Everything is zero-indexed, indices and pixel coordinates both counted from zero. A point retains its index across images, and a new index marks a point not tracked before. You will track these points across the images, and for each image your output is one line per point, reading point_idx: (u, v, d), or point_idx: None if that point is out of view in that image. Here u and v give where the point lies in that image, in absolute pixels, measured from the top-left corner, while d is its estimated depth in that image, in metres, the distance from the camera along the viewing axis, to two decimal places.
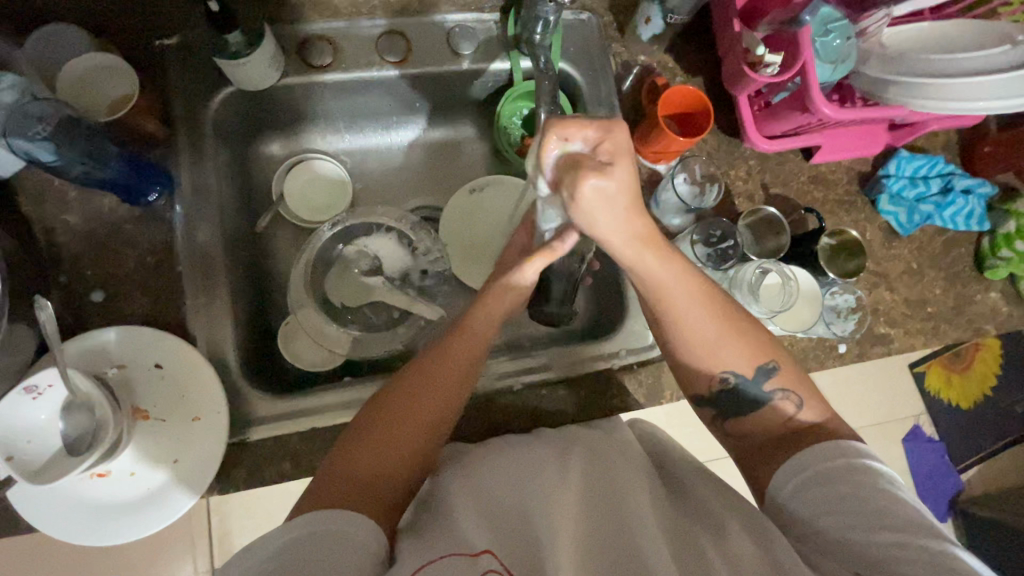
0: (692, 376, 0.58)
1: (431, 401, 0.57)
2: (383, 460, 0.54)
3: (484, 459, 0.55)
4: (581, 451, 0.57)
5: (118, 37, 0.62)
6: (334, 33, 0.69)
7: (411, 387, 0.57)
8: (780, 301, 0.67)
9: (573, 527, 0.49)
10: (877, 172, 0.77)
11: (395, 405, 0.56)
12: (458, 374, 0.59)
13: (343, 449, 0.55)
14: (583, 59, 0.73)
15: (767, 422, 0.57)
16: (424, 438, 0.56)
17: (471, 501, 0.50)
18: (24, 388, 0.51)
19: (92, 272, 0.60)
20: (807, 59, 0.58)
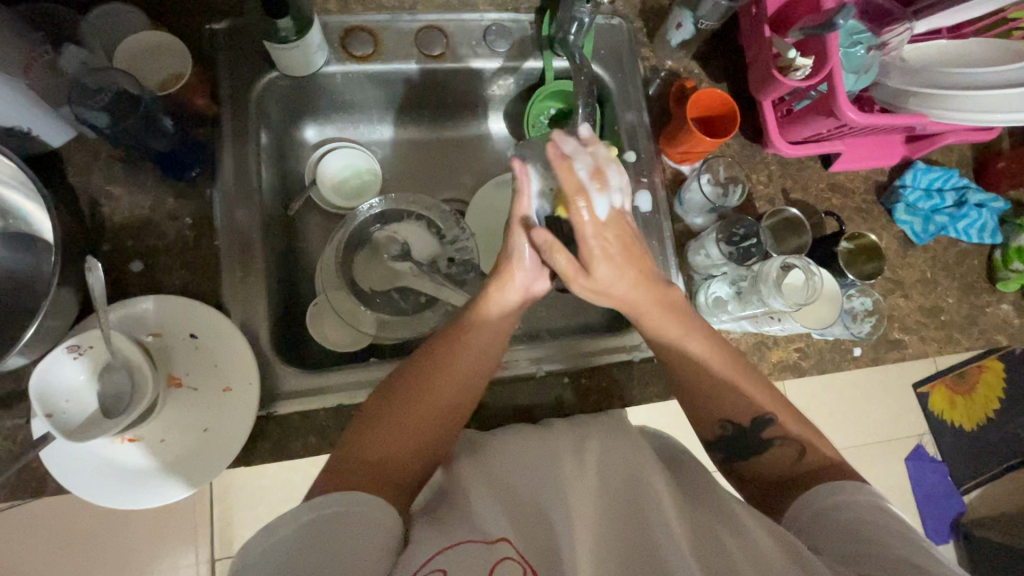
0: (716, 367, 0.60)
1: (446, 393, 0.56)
2: (396, 449, 0.53)
3: (499, 450, 0.54)
4: (596, 440, 0.55)
5: (172, 20, 0.65)
6: (375, 26, 0.71)
7: (425, 379, 0.56)
8: (803, 295, 0.66)
9: (590, 519, 0.48)
10: (893, 182, 0.80)
11: (409, 396, 0.56)
12: (473, 368, 0.58)
13: (353, 437, 0.54)
14: (613, 61, 0.76)
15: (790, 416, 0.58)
16: (437, 428, 0.56)
17: (488, 490, 0.50)
18: (66, 347, 0.52)
19: (134, 242, 0.62)
20: (834, 65, 0.61)
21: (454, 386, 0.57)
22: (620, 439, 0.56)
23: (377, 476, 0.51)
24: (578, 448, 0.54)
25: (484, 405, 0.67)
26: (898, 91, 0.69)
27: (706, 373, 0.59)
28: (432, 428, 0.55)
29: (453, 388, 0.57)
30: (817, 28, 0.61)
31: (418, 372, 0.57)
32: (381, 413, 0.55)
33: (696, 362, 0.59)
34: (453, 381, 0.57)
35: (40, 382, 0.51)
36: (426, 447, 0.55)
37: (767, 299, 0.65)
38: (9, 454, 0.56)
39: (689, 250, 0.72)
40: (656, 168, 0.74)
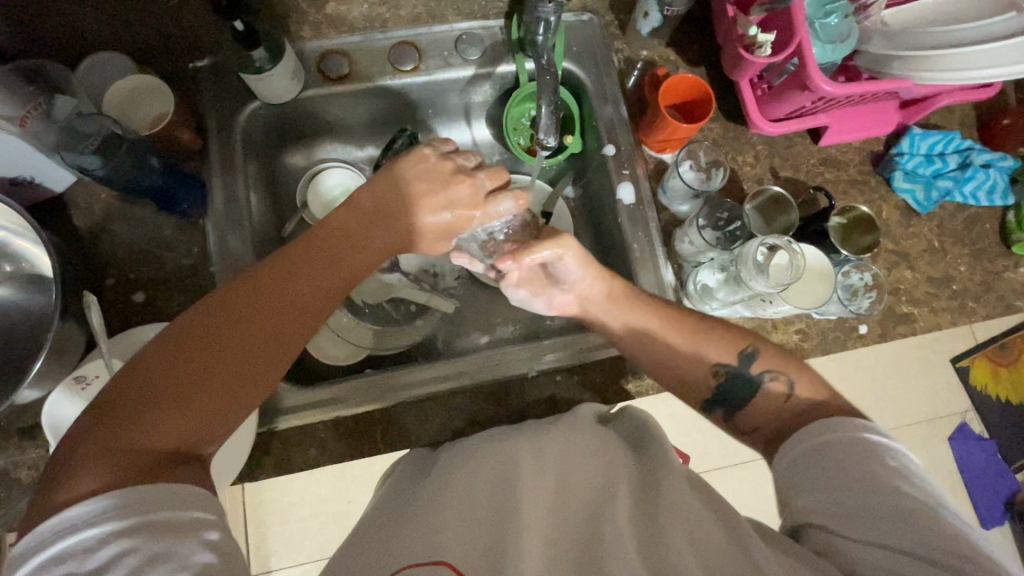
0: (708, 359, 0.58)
1: (235, 348, 0.47)
2: (183, 420, 0.44)
3: (462, 461, 0.55)
4: (562, 436, 0.56)
5: (157, 63, 0.69)
6: (349, 47, 0.73)
7: (213, 332, 0.47)
8: (789, 276, 0.65)
9: (542, 520, 0.48)
10: (890, 151, 0.77)
11: (192, 352, 0.45)
12: (278, 320, 0.50)
13: (116, 411, 0.42)
14: (587, 56, 0.76)
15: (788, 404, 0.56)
16: (242, 387, 0.48)
17: (448, 502, 0.49)
18: (75, 378, 0.57)
19: (135, 274, 0.65)
20: (801, 38, 0.59)
21: (255, 339, 0.49)
22: (593, 439, 0.57)
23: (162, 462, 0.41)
24: (538, 449, 0.54)
25: (477, 410, 0.67)
26: (880, 56, 0.67)
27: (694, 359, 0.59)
28: (231, 388, 0.47)
29: (253, 340, 0.49)
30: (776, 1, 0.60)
31: (203, 323, 0.47)
32: (154, 382, 0.44)
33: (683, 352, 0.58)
34: (253, 334, 0.49)
35: (53, 414, 0.55)
36: (223, 413, 0.46)
37: (748, 282, 0.65)
38: (34, 481, 0.59)
39: (674, 239, 0.72)
40: (637, 159, 0.74)
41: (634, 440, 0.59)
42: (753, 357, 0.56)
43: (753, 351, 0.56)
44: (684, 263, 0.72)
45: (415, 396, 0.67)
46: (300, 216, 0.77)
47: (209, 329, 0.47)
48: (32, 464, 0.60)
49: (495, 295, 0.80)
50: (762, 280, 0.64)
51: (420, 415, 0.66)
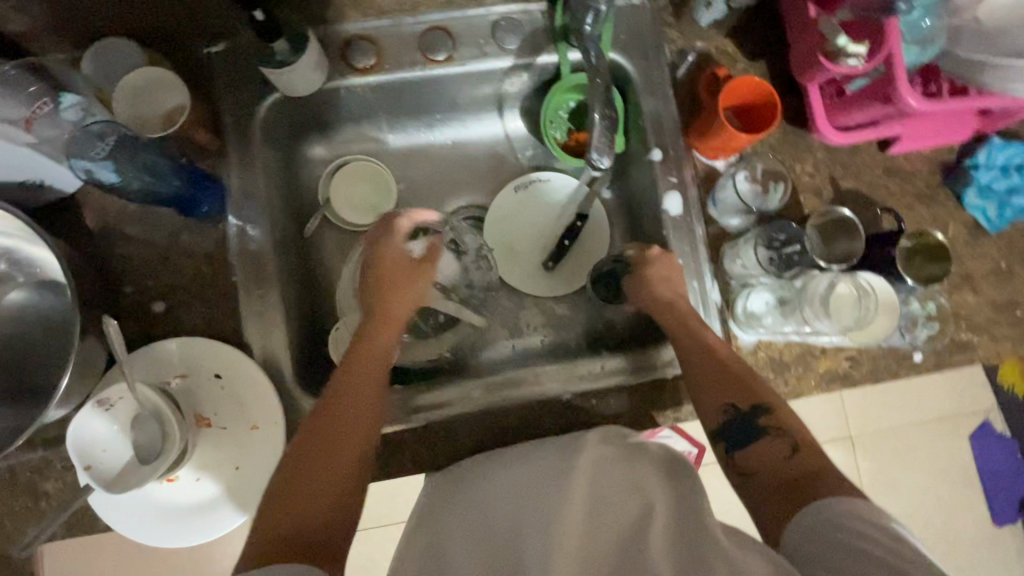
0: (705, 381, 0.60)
1: (350, 433, 0.56)
2: (311, 508, 0.52)
3: (489, 481, 0.57)
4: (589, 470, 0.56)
5: (163, 46, 0.63)
6: (375, 32, 0.67)
7: (328, 432, 0.56)
8: (852, 316, 0.63)
9: (573, 559, 0.50)
10: (963, 162, 0.70)
11: (310, 452, 0.55)
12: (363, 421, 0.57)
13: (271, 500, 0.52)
14: (635, 47, 0.69)
15: (764, 447, 0.56)
16: (346, 480, 0.55)
17: (470, 542, 0.53)
18: (96, 401, 0.53)
19: (153, 282, 0.62)
20: (893, 49, 0.53)
21: (355, 438, 0.56)
22: (622, 467, 0.57)
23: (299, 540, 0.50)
24: (570, 483, 0.55)
25: (510, 429, 0.65)
26: (971, 62, 0.59)
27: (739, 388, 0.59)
28: (350, 473, 0.55)
29: (354, 440, 0.56)
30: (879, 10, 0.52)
31: (320, 414, 0.57)
32: (292, 476, 0.53)
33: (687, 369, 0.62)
34: (346, 431, 0.56)
35: (77, 437, 0.52)
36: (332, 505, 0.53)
37: (811, 322, 0.63)
38: (61, 495, 0.59)
39: (724, 258, 0.67)
40: (685, 165, 0.68)
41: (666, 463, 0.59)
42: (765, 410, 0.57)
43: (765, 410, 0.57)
44: (731, 283, 0.67)
45: (444, 416, 0.64)
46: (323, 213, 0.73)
47: (331, 417, 0.56)
48: (58, 476, 0.59)
49: (525, 302, 0.76)
50: (827, 320, 0.63)
51: (451, 434, 0.64)
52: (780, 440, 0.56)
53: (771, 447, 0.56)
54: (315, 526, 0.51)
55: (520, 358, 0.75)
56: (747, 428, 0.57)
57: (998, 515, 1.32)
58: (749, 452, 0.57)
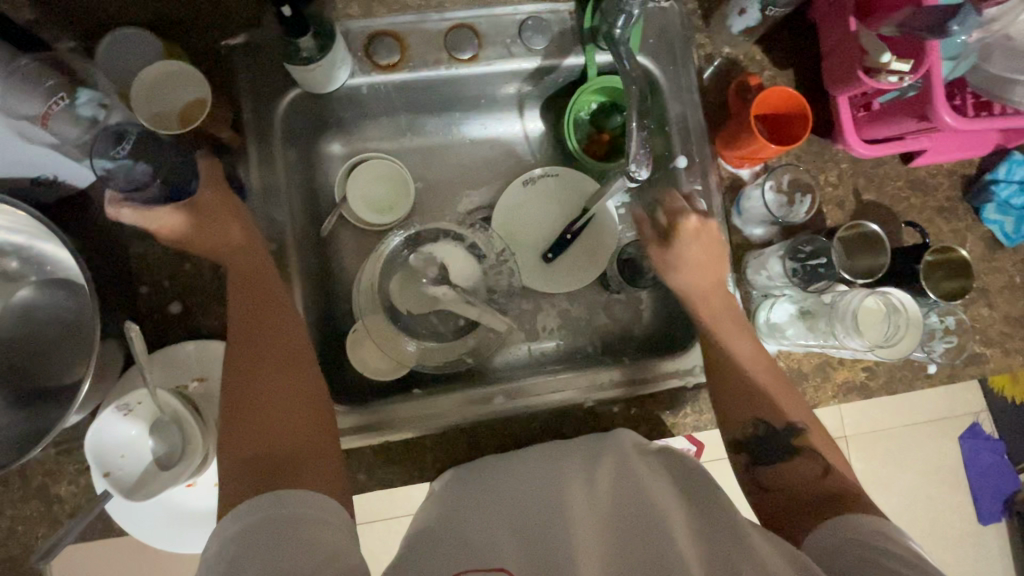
0: (736, 389, 0.61)
1: (271, 351, 0.54)
2: (274, 430, 0.49)
3: (505, 480, 0.55)
4: (606, 469, 0.54)
5: (182, 37, 0.61)
6: (400, 28, 0.65)
7: (249, 352, 0.54)
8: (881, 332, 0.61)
9: (599, 545, 0.46)
10: (983, 176, 0.71)
11: (241, 382, 0.52)
12: (275, 337, 0.55)
13: (227, 444, 0.49)
14: (663, 52, 0.68)
15: (796, 463, 0.56)
16: (295, 393, 0.52)
17: (496, 520, 0.49)
18: (116, 405, 0.52)
19: (169, 282, 0.60)
20: (934, 63, 0.52)
21: (277, 348, 0.54)
22: (636, 467, 0.54)
23: (270, 464, 0.47)
24: (585, 475, 0.54)
25: (530, 437, 0.65)
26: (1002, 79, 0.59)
27: (771, 392, 0.60)
28: (291, 383, 0.53)
29: (276, 350, 0.54)
30: (926, 31, 0.51)
31: (237, 348, 0.54)
32: (235, 413, 0.50)
33: (725, 362, 0.62)
34: (266, 349, 0.54)
35: (96, 443, 0.51)
36: (296, 419, 0.51)
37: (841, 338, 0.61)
38: (74, 499, 0.57)
39: (748, 268, 0.67)
40: (710, 173, 0.68)
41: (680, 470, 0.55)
42: (800, 428, 0.58)
43: (802, 428, 0.58)
44: (753, 292, 0.68)
45: (464, 422, 0.64)
46: (340, 213, 0.72)
47: (243, 343, 0.54)
48: (71, 480, 0.58)
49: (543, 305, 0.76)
50: (856, 338, 0.61)
51: (471, 440, 0.64)
52: (813, 460, 0.56)
53: (803, 464, 0.56)
54: (285, 446, 0.48)
55: (538, 362, 0.74)
56: (774, 442, 0.58)
57: (984, 515, 1.36)
58: (779, 465, 0.57)
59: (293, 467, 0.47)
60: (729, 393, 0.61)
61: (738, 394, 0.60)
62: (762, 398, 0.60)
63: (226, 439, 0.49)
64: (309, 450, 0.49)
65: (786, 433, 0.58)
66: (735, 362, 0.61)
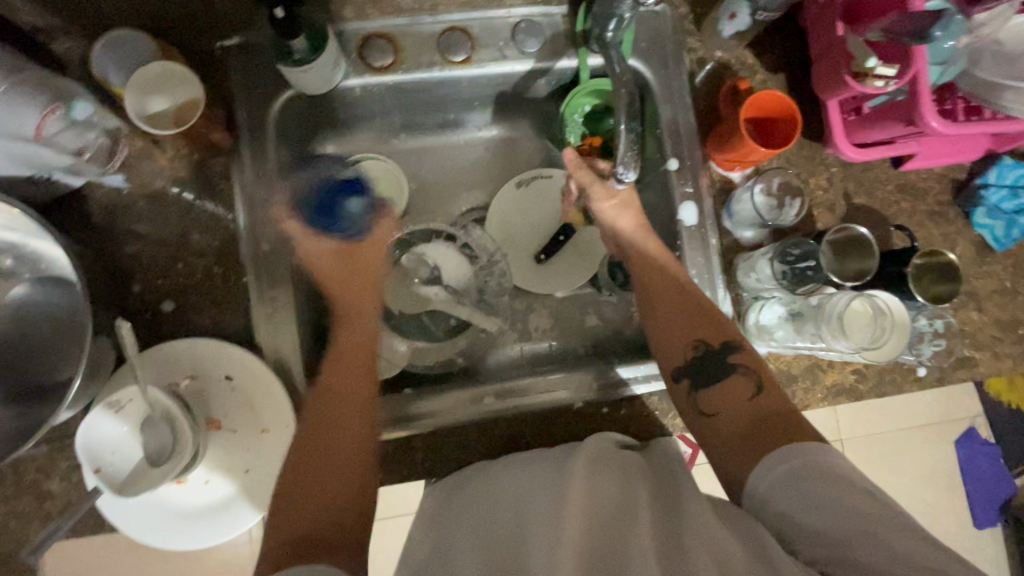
0: (671, 323, 0.62)
1: (351, 423, 0.57)
2: (328, 503, 0.52)
3: (491, 483, 0.54)
4: (580, 464, 0.53)
5: (179, 38, 0.62)
6: (394, 31, 0.66)
7: (328, 417, 0.57)
8: (868, 335, 0.62)
9: (578, 544, 0.45)
10: (973, 181, 0.71)
11: (315, 446, 0.55)
12: (353, 409, 0.57)
13: (288, 503, 0.51)
14: (655, 55, 0.69)
15: (729, 383, 0.58)
16: (355, 470, 0.54)
17: (475, 530, 0.51)
18: (106, 402, 0.53)
19: (162, 281, 0.61)
20: (920, 68, 0.52)
21: (355, 418, 0.57)
22: (616, 467, 0.54)
23: (314, 539, 0.48)
24: (561, 472, 0.53)
25: (522, 438, 0.65)
26: (991, 83, 0.59)
27: (700, 315, 0.62)
28: (354, 458, 0.55)
29: (354, 420, 0.57)
30: (909, 35, 0.51)
31: (319, 411, 0.57)
32: (302, 475, 0.53)
33: (656, 291, 0.64)
34: (343, 418, 0.57)
35: (86, 439, 0.52)
36: (348, 496, 0.53)
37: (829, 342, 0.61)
38: (65, 495, 0.58)
39: (738, 270, 0.68)
40: (701, 175, 0.69)
41: (665, 475, 0.55)
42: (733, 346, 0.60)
43: (735, 346, 0.60)
44: (743, 294, 0.68)
45: (457, 423, 0.64)
46: None
47: (326, 407, 0.57)
48: (63, 476, 0.58)
49: (535, 306, 0.76)
50: (843, 341, 0.61)
51: (462, 442, 0.64)
52: (746, 378, 0.57)
53: (736, 383, 0.57)
54: (335, 521, 0.50)
55: (529, 362, 0.75)
56: (710, 366, 0.59)
57: (980, 521, 1.36)
58: (713, 388, 0.58)
59: (336, 544, 0.48)
60: (665, 327, 0.63)
61: (675, 320, 0.62)
62: (693, 323, 0.62)
63: (284, 500, 0.52)
64: (351, 530, 0.51)
65: (718, 355, 0.60)
66: (665, 290, 0.64)
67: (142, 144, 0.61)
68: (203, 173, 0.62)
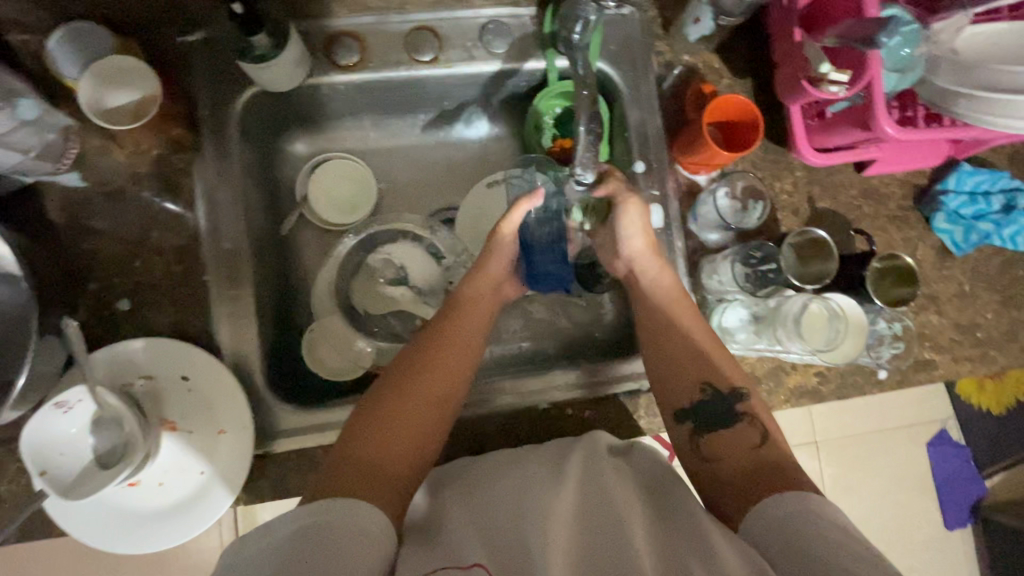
0: (677, 366, 0.60)
1: (446, 376, 0.58)
2: (394, 443, 0.53)
3: (495, 470, 0.55)
4: (577, 466, 0.54)
5: (140, 33, 0.62)
6: (361, 29, 0.66)
7: (430, 361, 0.58)
8: (824, 338, 0.63)
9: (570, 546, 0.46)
10: (934, 186, 0.72)
11: (406, 386, 0.56)
12: (452, 366, 0.58)
13: (362, 429, 0.54)
14: (623, 57, 0.69)
15: (735, 431, 0.57)
16: (432, 423, 0.55)
17: (472, 517, 0.51)
18: (54, 403, 0.51)
19: (120, 280, 0.60)
20: (875, 75, 0.54)
21: (448, 374, 0.58)
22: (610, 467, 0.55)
23: (376, 475, 0.50)
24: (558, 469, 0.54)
25: (486, 439, 0.65)
26: (947, 91, 0.61)
27: (711, 358, 0.60)
28: (435, 414, 0.56)
29: (446, 376, 0.58)
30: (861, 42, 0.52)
31: (420, 355, 0.59)
32: (387, 406, 0.55)
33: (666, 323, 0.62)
34: (440, 370, 0.58)
35: (32, 440, 0.50)
36: (416, 445, 0.54)
37: (784, 343, 0.63)
38: (13, 498, 0.56)
39: (702, 272, 0.68)
40: (668, 178, 0.69)
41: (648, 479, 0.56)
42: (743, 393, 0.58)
43: (744, 393, 0.58)
44: (708, 297, 0.68)
45: None
46: (301, 212, 0.72)
47: (428, 355, 0.58)
48: (11, 479, 0.56)
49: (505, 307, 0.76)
50: (798, 343, 0.63)
51: None
52: (752, 428, 0.56)
53: (742, 431, 0.56)
54: (396, 461, 0.52)
55: (498, 364, 0.74)
56: (718, 412, 0.58)
57: (950, 521, 1.38)
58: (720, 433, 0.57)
59: (391, 487, 0.50)
60: (671, 366, 0.60)
61: (682, 362, 0.60)
62: (705, 366, 0.59)
63: (360, 426, 0.54)
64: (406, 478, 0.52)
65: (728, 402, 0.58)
66: (672, 322, 0.62)
67: (100, 140, 0.60)
68: (163, 169, 0.61)
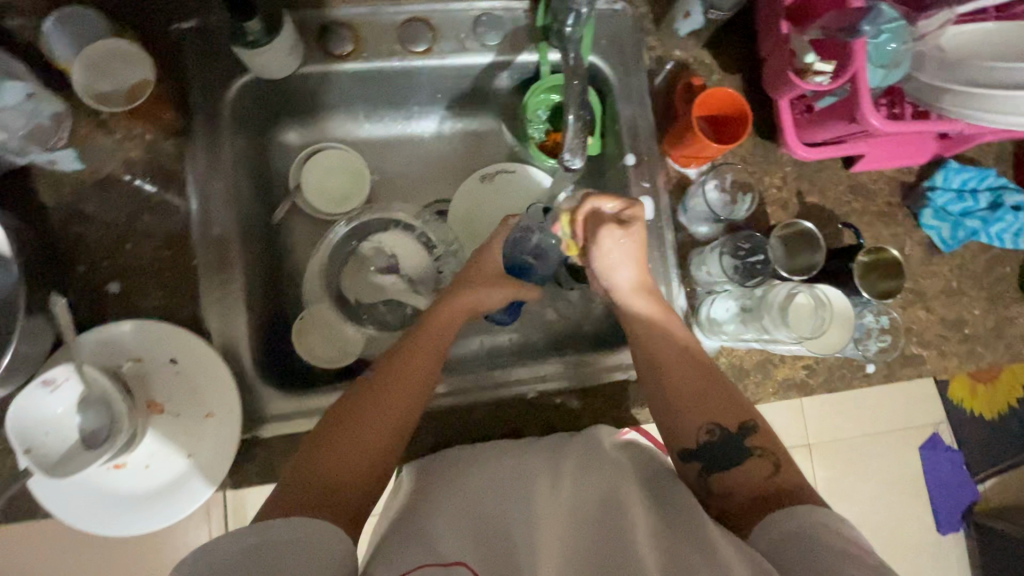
0: (679, 403, 0.56)
1: (411, 378, 0.55)
2: (356, 450, 0.50)
3: (477, 469, 0.54)
4: (571, 463, 0.55)
5: (136, 20, 0.62)
6: (354, 20, 0.66)
7: (395, 366, 0.55)
8: (809, 326, 0.62)
9: (558, 555, 0.46)
10: (921, 183, 0.73)
11: (372, 391, 0.53)
12: (417, 367, 0.55)
13: (320, 438, 0.51)
14: (614, 52, 0.70)
15: (744, 466, 0.53)
16: (393, 428, 0.52)
17: (455, 514, 0.49)
18: (41, 380, 0.50)
19: (108, 263, 0.60)
20: (858, 65, 0.54)
21: (413, 379, 0.55)
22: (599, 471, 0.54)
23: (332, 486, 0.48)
24: (553, 471, 0.54)
25: (475, 425, 0.65)
26: (931, 87, 0.61)
27: (716, 392, 0.56)
28: (397, 418, 0.53)
29: (411, 380, 0.55)
30: (844, 30, 0.54)
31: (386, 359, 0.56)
32: (347, 413, 0.52)
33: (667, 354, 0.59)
34: (404, 374, 0.55)
35: (17, 418, 0.50)
36: (377, 454, 0.51)
37: (771, 330, 0.63)
38: None
39: (691, 264, 0.69)
40: (658, 171, 0.70)
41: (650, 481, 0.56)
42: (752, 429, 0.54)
43: (753, 427, 0.55)
44: (697, 288, 0.69)
45: None
46: (293, 201, 0.72)
47: (399, 356, 0.56)
48: None
49: None
50: (784, 330, 0.62)
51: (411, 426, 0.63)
52: (762, 462, 0.53)
53: (750, 466, 0.53)
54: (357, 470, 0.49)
55: (488, 354, 0.74)
56: (721, 453, 0.54)
57: (943, 525, 1.38)
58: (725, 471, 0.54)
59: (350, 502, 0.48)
60: (672, 403, 0.57)
61: (687, 396, 0.56)
62: (711, 400, 0.56)
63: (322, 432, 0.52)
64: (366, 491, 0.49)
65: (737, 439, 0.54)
66: (672, 355, 0.58)
67: (92, 124, 0.61)
68: (154, 154, 0.62)
